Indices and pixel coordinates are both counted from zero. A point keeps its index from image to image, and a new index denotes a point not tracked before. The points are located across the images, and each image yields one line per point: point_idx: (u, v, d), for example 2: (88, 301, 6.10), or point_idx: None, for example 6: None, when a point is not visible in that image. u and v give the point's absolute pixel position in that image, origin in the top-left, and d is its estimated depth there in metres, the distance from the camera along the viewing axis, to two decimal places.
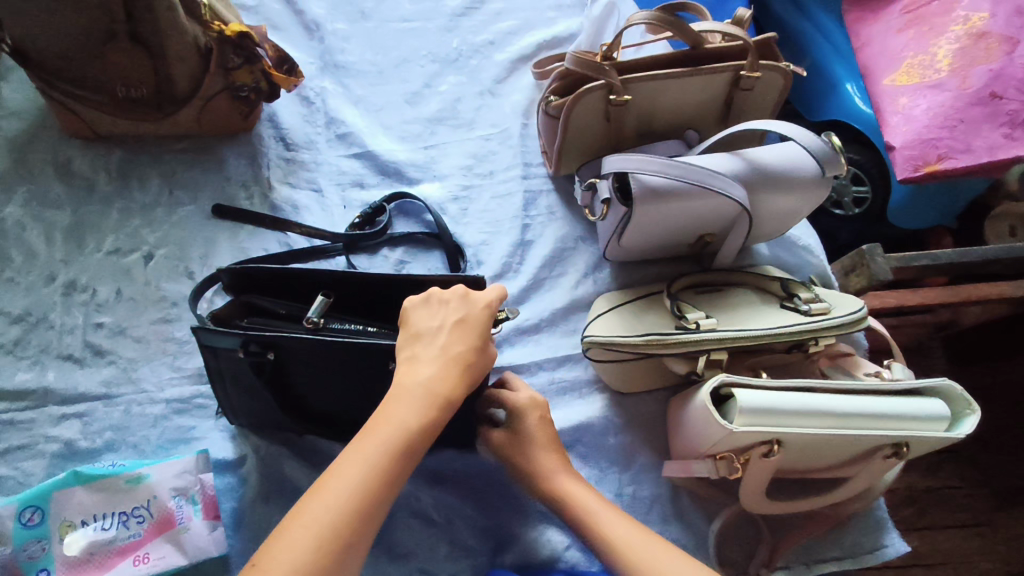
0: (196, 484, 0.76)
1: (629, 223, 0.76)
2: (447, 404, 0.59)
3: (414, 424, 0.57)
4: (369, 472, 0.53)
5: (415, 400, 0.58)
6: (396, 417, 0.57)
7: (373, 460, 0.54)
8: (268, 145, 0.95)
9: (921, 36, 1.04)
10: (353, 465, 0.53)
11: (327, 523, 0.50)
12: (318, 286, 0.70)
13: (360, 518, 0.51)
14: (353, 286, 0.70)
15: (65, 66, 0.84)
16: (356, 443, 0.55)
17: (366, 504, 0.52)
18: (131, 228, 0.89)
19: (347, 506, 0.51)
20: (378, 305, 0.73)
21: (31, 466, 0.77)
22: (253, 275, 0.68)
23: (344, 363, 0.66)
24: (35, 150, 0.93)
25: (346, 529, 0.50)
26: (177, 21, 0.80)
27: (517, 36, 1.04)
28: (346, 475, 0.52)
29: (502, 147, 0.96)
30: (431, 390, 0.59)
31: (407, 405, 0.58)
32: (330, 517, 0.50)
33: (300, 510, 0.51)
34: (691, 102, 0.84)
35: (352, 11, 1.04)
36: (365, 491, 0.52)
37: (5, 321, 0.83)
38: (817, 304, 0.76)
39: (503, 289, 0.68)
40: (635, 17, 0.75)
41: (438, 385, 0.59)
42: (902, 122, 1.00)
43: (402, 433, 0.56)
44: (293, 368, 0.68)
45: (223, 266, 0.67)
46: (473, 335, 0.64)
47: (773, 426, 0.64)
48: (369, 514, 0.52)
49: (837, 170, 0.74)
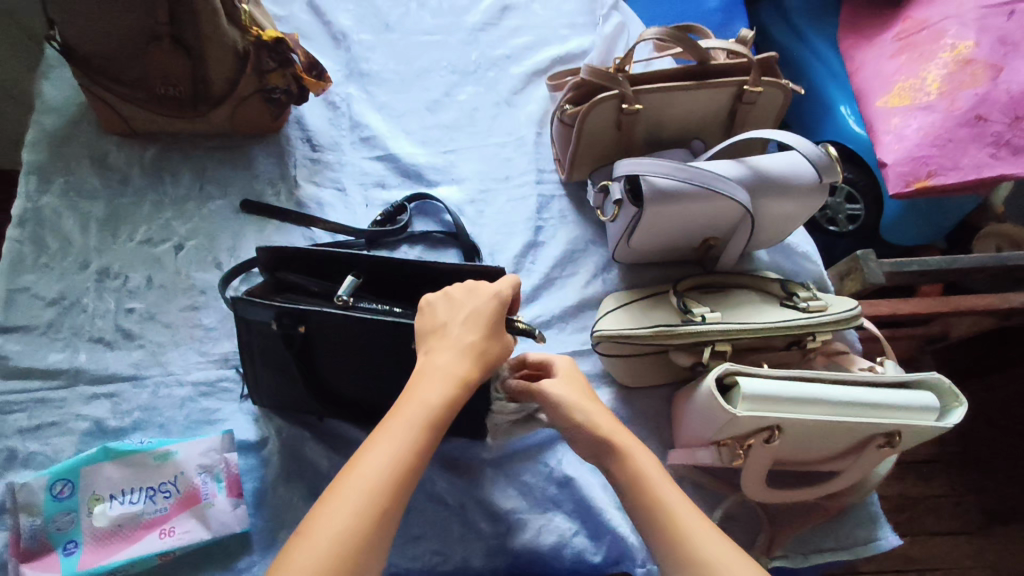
0: (221, 462, 0.79)
1: (639, 224, 0.81)
2: (467, 386, 0.63)
3: (439, 404, 0.60)
4: (400, 448, 0.57)
5: (437, 382, 0.62)
6: (420, 396, 0.60)
7: (404, 437, 0.57)
8: (295, 146, 1.00)
9: (912, 61, 1.11)
10: (387, 443, 0.57)
11: (366, 494, 0.53)
12: (348, 267, 0.74)
13: (394, 490, 0.55)
14: (381, 269, 0.74)
15: (109, 66, 0.89)
16: (387, 422, 0.58)
17: (397, 477, 0.55)
18: (163, 220, 0.94)
19: (381, 478, 0.54)
20: (403, 288, 0.77)
21: (61, 442, 0.82)
22: (288, 257, 0.72)
23: (370, 342, 0.70)
24: (73, 144, 0.97)
25: (381, 499, 0.53)
26: (217, 27, 0.85)
27: (534, 50, 1.08)
28: (380, 452, 0.56)
29: (518, 154, 1.01)
30: (451, 372, 0.63)
31: (431, 385, 0.61)
32: (368, 489, 0.54)
33: (339, 485, 0.54)
34: (697, 116, 0.89)
35: (377, 23, 1.08)
36: (398, 465, 0.56)
37: (41, 304, 0.88)
38: (814, 302, 0.80)
39: (514, 278, 0.73)
40: (646, 34, 0.82)
41: (457, 368, 0.63)
42: (894, 141, 1.07)
43: (429, 413, 0.59)
44: (319, 345, 0.72)
45: (260, 245, 0.71)
46: (483, 324, 0.67)
47: (772, 412, 0.69)
48: (401, 485, 0.55)
49: (836, 178, 0.80)
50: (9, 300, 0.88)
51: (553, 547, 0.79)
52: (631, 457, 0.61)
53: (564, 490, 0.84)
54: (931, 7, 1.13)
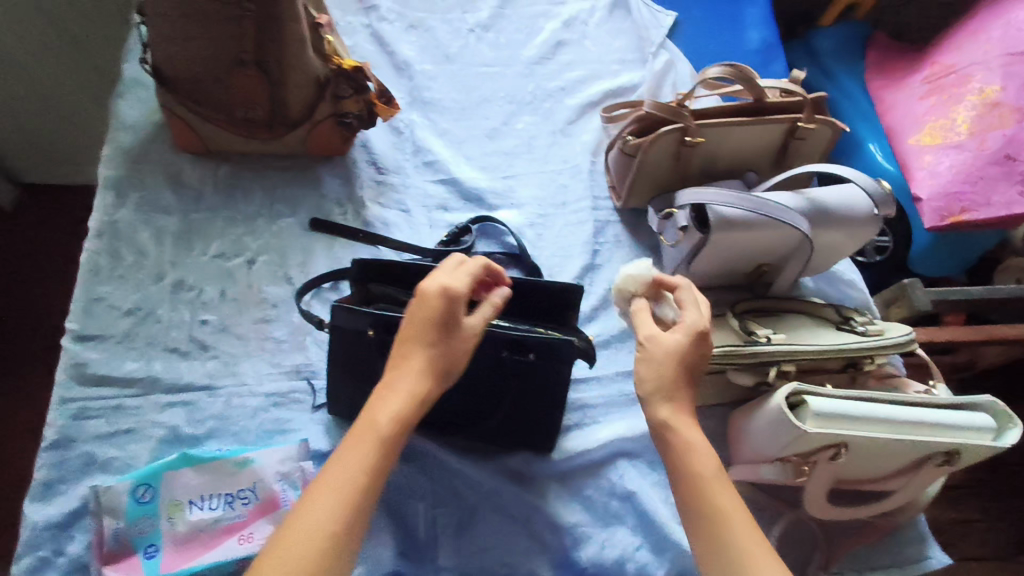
0: (297, 470, 0.83)
1: (702, 248, 0.85)
2: (420, 402, 0.63)
3: (392, 426, 0.61)
4: (356, 474, 0.58)
5: (392, 403, 0.62)
6: (375, 421, 0.61)
7: (359, 462, 0.59)
8: (361, 168, 1.04)
9: (942, 103, 1.17)
10: (344, 470, 0.58)
11: (323, 522, 0.55)
12: (438, 280, 0.77)
13: (350, 516, 0.56)
14: None
15: (194, 88, 0.93)
16: (344, 450, 0.60)
17: (353, 502, 0.57)
18: (235, 236, 0.97)
19: (337, 504, 0.56)
20: (492, 302, 0.79)
21: (136, 449, 0.84)
22: (380, 270, 0.76)
23: None
24: (148, 161, 1.01)
25: (336, 526, 0.55)
26: (303, 56, 0.90)
27: (586, 84, 1.14)
28: (337, 479, 0.58)
29: (574, 181, 1.06)
30: (407, 391, 0.63)
31: (388, 404, 0.62)
32: (324, 518, 0.56)
33: (298, 514, 0.56)
34: (752, 149, 0.94)
35: (438, 54, 1.13)
36: (354, 490, 0.57)
37: (117, 313, 0.91)
38: (872, 326, 0.85)
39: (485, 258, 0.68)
40: (711, 70, 0.89)
41: (414, 386, 0.63)
42: (928, 176, 1.12)
43: (384, 436, 0.61)
44: None
45: (355, 259, 0.76)
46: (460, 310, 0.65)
47: (840, 430, 0.73)
48: (355, 509, 0.57)
49: (892, 211, 0.84)
50: (87, 309, 0.91)
51: (618, 561, 0.82)
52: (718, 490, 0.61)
53: (626, 505, 0.86)
54: (958, 53, 1.20)
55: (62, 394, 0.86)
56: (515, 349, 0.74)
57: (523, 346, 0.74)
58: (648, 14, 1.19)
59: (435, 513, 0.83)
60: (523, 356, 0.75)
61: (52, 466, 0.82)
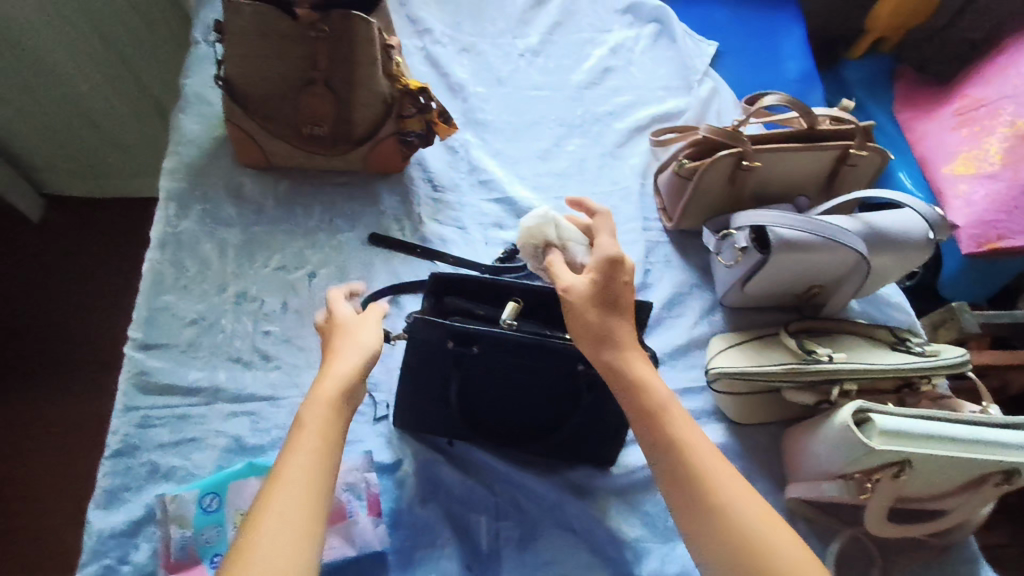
0: (362, 480, 0.83)
1: (761, 269, 0.88)
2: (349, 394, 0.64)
3: (332, 422, 0.61)
4: (320, 446, 0.58)
5: (336, 380, 0.63)
6: (322, 396, 0.62)
7: (309, 457, 0.57)
8: (417, 185, 1.06)
9: (974, 135, 1.21)
10: (298, 467, 0.56)
11: (301, 494, 0.55)
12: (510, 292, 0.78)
13: (312, 505, 0.55)
14: (541, 298, 0.78)
15: (264, 105, 0.96)
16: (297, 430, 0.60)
17: (324, 471, 0.57)
18: (296, 249, 0.99)
19: (309, 475, 0.56)
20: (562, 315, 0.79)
21: (200, 458, 0.84)
22: (456, 283, 0.77)
23: (530, 365, 0.75)
24: (210, 174, 1.03)
25: (313, 494, 0.55)
26: (373, 76, 0.93)
27: (634, 109, 1.17)
28: (292, 478, 0.55)
29: (624, 203, 1.08)
30: (350, 370, 0.65)
31: (331, 381, 0.63)
32: (300, 490, 0.55)
33: (260, 519, 0.53)
34: (805, 175, 0.97)
35: (490, 77, 1.17)
36: (310, 483, 0.56)
37: (180, 323, 0.91)
38: (929, 347, 0.87)
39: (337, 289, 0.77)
40: (765, 100, 0.92)
41: (351, 366, 0.65)
42: (963, 205, 1.16)
43: (327, 432, 0.60)
44: (484, 365, 0.76)
45: (431, 273, 0.77)
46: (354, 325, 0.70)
47: (905, 447, 0.74)
48: (315, 496, 0.55)
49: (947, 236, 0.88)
50: (150, 318, 0.91)
51: None
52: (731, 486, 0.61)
53: None
54: (987, 86, 1.24)
55: (126, 402, 0.86)
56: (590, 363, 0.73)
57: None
58: (691, 44, 1.24)
59: (497, 525, 0.84)
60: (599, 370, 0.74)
61: (117, 473, 0.82)
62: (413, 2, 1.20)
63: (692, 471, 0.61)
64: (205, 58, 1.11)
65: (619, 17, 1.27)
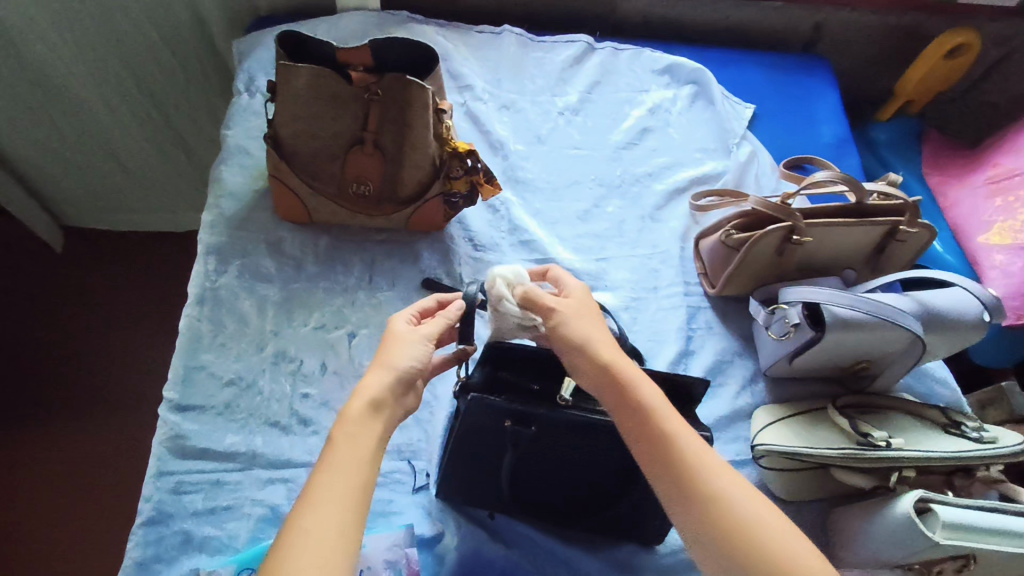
0: (404, 557, 0.79)
1: (813, 346, 0.88)
2: (379, 406, 0.61)
3: (365, 444, 0.58)
4: (346, 468, 0.56)
5: (366, 397, 0.61)
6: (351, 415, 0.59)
7: (341, 479, 0.55)
8: (458, 244, 1.05)
9: (1008, 205, 1.22)
10: (327, 488, 0.54)
11: (327, 517, 0.53)
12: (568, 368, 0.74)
13: (344, 531, 0.53)
14: None
15: (312, 164, 0.96)
16: (326, 453, 0.57)
17: (351, 492, 0.55)
18: (336, 308, 0.98)
19: (336, 498, 0.54)
20: None
21: (234, 527, 0.81)
22: (511, 354, 0.74)
23: (586, 444, 0.75)
24: (250, 228, 1.02)
25: (339, 519, 0.53)
26: (424, 140, 0.93)
27: (672, 170, 1.17)
28: (319, 500, 0.54)
29: (664, 266, 1.07)
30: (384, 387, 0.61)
31: (361, 398, 0.60)
32: (327, 516, 0.53)
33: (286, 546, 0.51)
34: (851, 248, 0.97)
35: (529, 135, 1.17)
36: (340, 502, 0.54)
37: (217, 383, 0.89)
38: (985, 432, 0.85)
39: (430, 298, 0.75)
40: (819, 175, 0.92)
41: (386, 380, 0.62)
42: (1001, 275, 1.17)
43: (356, 451, 0.57)
44: (541, 445, 0.76)
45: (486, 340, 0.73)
46: (406, 343, 0.65)
47: (971, 542, 0.73)
48: (342, 520, 0.53)
49: (1001, 319, 0.89)
50: (186, 378, 0.89)
51: None
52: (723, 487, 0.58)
53: None
54: (1019, 155, 1.25)
55: (159, 467, 0.82)
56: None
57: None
58: (728, 106, 1.24)
59: None
60: None
61: (148, 544, 0.78)
62: (453, 57, 1.20)
63: (683, 473, 0.58)
64: (249, 110, 1.12)
65: (656, 77, 1.28)
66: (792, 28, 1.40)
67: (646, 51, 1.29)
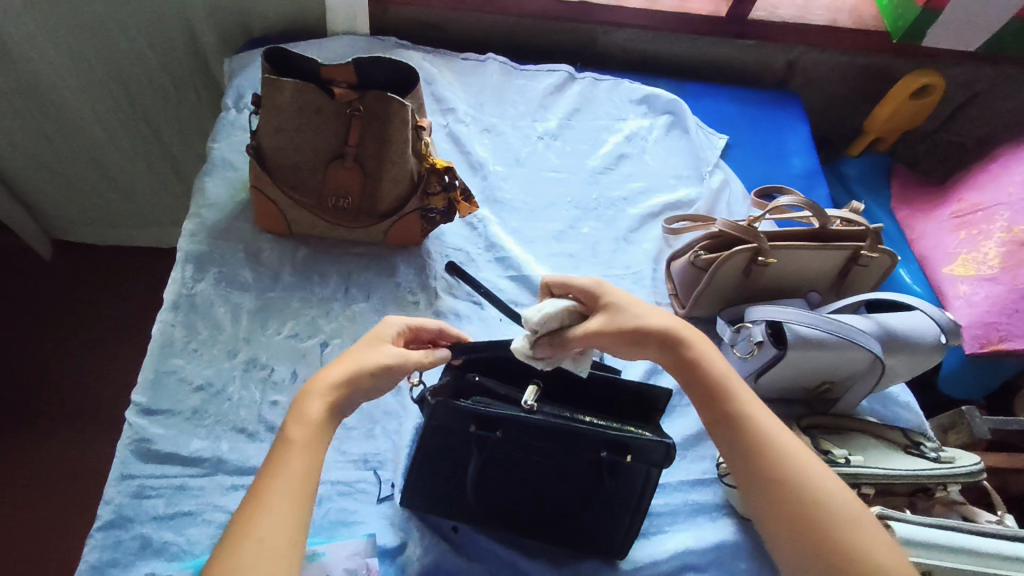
0: (364, 567, 0.78)
1: (775, 364, 0.90)
2: (335, 410, 0.65)
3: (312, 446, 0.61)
4: (297, 469, 0.59)
5: (316, 400, 0.64)
6: (303, 419, 0.63)
7: (295, 484, 0.59)
8: (434, 258, 1.07)
9: (971, 237, 1.25)
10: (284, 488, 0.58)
11: (281, 513, 0.56)
12: (533, 375, 0.79)
13: (294, 524, 0.57)
14: (560, 376, 0.79)
15: (293, 177, 0.99)
16: (275, 455, 0.60)
17: (302, 489, 0.59)
18: (309, 317, 0.99)
19: (287, 494, 0.58)
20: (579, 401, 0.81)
21: (195, 534, 0.79)
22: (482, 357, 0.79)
23: (549, 444, 0.75)
24: (229, 238, 1.03)
25: (294, 510, 0.57)
26: (404, 155, 0.96)
27: (647, 195, 1.20)
28: (276, 503, 0.57)
29: (636, 287, 1.09)
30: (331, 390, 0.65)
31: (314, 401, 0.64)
32: (282, 511, 0.56)
33: (242, 545, 0.54)
34: (814, 270, 1.00)
35: (509, 158, 1.20)
36: (297, 494, 0.58)
37: (186, 389, 0.89)
38: (943, 453, 0.89)
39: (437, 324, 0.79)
40: (782, 200, 0.95)
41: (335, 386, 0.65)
42: (965, 305, 1.20)
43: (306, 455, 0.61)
44: (508, 446, 0.76)
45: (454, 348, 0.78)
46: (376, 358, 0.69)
47: (926, 559, 0.74)
48: (299, 522, 0.57)
49: (956, 342, 0.93)
50: (156, 382, 0.89)
51: None
52: (740, 396, 0.69)
53: None
54: (983, 191, 1.29)
55: (123, 469, 0.82)
56: (614, 450, 0.73)
57: (623, 444, 0.73)
58: (702, 136, 1.29)
59: None
60: (622, 457, 0.74)
61: (106, 547, 0.77)
62: (438, 81, 1.24)
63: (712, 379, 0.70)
64: (235, 125, 1.15)
65: (634, 106, 1.32)
66: (768, 65, 1.46)
67: (625, 83, 1.34)
